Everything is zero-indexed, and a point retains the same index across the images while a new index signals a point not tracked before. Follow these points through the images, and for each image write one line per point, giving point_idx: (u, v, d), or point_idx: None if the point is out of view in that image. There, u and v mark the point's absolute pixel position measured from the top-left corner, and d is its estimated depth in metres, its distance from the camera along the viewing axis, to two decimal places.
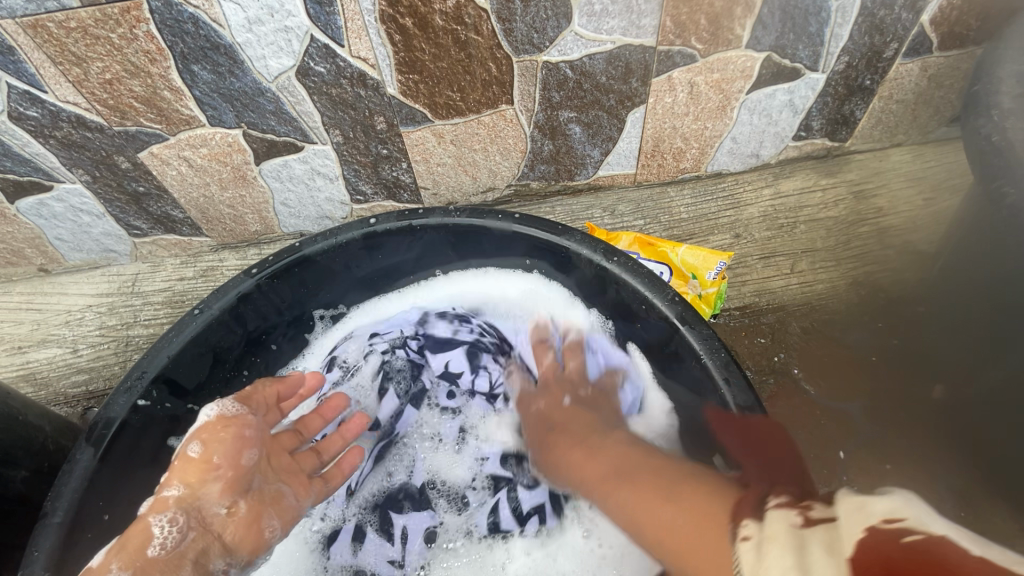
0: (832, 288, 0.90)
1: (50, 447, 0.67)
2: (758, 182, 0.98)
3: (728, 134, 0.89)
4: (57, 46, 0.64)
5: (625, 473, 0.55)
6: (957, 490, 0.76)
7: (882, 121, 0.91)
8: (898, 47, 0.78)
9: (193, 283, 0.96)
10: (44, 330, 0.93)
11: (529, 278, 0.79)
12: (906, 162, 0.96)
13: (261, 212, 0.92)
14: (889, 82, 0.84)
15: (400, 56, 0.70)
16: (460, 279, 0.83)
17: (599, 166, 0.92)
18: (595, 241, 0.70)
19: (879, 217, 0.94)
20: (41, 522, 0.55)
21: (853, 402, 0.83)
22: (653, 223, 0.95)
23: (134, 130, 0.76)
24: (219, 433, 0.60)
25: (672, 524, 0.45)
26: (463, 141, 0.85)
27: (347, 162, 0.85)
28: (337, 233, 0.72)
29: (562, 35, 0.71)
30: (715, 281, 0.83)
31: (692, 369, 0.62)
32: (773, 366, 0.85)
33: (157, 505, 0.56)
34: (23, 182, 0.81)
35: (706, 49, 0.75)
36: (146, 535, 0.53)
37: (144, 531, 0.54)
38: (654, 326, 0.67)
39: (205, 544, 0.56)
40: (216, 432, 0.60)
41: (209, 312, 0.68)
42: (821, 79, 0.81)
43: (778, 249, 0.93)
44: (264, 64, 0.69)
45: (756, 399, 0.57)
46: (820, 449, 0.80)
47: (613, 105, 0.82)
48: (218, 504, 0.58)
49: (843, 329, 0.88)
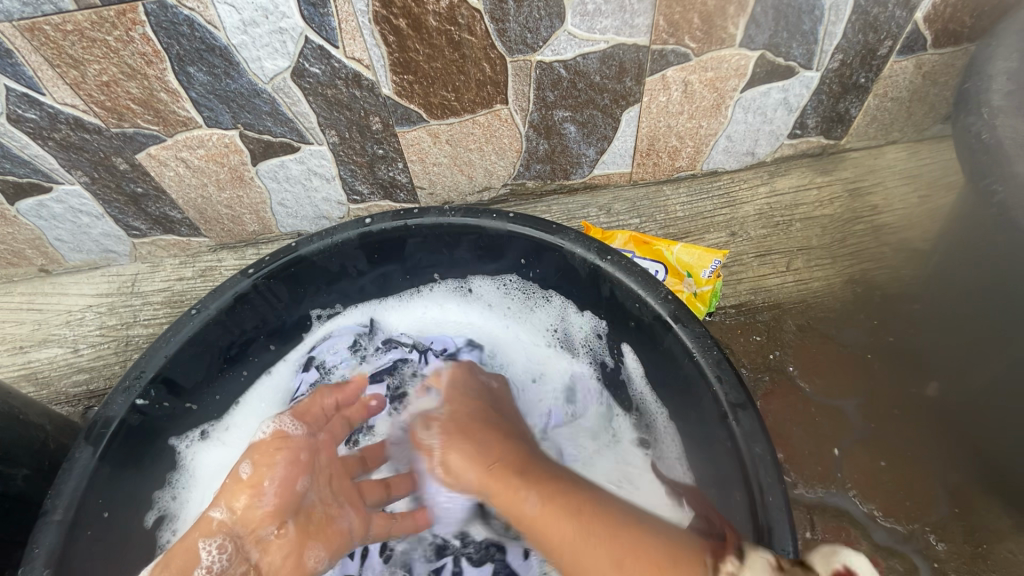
0: (827, 286, 0.90)
1: (50, 447, 0.68)
2: (754, 180, 0.98)
3: (722, 132, 0.89)
4: (54, 49, 0.64)
5: (570, 513, 0.57)
6: (951, 487, 0.76)
7: (877, 119, 0.91)
8: (892, 44, 0.78)
9: (192, 283, 0.97)
10: (44, 330, 0.94)
11: (527, 289, 0.81)
12: (902, 160, 0.96)
13: (259, 212, 0.93)
14: (884, 80, 0.84)
15: (394, 56, 0.71)
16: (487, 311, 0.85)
17: (595, 165, 0.93)
18: (589, 240, 0.70)
19: (874, 215, 0.94)
20: (41, 520, 0.56)
21: (847, 400, 0.83)
22: (649, 222, 0.95)
23: (131, 131, 0.76)
24: (273, 455, 0.63)
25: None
26: (459, 141, 0.85)
27: (344, 162, 0.86)
28: (333, 233, 0.73)
29: (556, 34, 0.71)
30: (710, 279, 0.83)
31: (685, 367, 0.63)
32: (768, 364, 0.86)
33: (200, 526, 0.60)
34: (23, 184, 0.82)
35: (700, 48, 0.75)
36: (193, 560, 0.58)
37: (191, 556, 0.58)
38: (647, 324, 0.67)
39: (245, 571, 0.60)
40: (271, 459, 0.63)
41: (206, 312, 0.69)
42: (816, 77, 0.81)
43: (774, 247, 0.93)
44: (260, 66, 0.70)
45: (747, 396, 0.58)
46: (814, 446, 0.80)
47: (607, 104, 0.82)
48: (268, 529, 0.61)
49: (837, 328, 0.88)
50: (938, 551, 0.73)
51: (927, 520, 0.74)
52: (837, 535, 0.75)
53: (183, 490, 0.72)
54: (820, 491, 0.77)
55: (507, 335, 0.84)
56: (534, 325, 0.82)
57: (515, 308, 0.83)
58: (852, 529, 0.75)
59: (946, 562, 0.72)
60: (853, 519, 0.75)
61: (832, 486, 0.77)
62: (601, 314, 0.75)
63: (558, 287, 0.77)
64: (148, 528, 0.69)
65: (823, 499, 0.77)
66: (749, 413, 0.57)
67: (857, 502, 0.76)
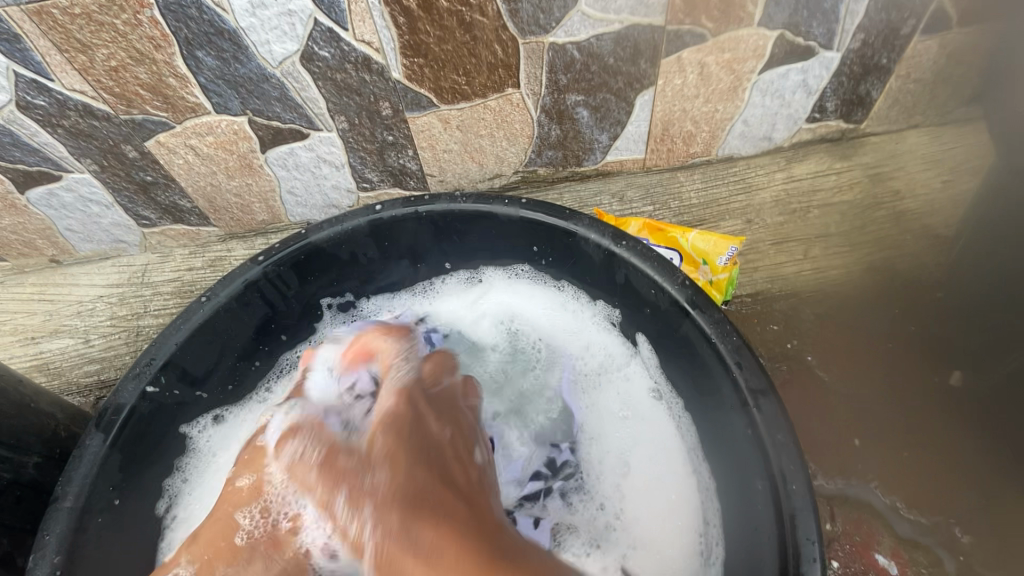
0: (847, 273, 0.88)
1: (62, 434, 0.68)
2: (771, 166, 0.95)
3: (739, 116, 0.87)
4: (63, 33, 0.64)
5: None
6: (978, 480, 0.74)
7: (898, 102, 0.89)
8: (916, 23, 0.76)
9: (201, 273, 0.96)
10: (55, 321, 0.94)
11: (542, 279, 0.79)
12: (924, 144, 0.93)
13: (268, 201, 0.92)
14: (907, 61, 0.82)
15: (404, 39, 0.69)
16: (497, 278, 0.81)
17: (607, 151, 0.91)
18: (603, 225, 0.69)
19: (897, 201, 0.92)
20: (52, 507, 0.56)
21: (867, 390, 0.81)
22: (663, 209, 0.93)
23: (140, 118, 0.76)
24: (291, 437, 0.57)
25: None
26: (469, 127, 0.84)
27: (353, 149, 0.85)
28: (343, 220, 0.72)
29: (569, 15, 0.69)
30: (727, 267, 0.82)
31: (702, 353, 0.61)
32: (786, 353, 0.84)
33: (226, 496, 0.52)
34: (33, 172, 0.81)
35: (717, 28, 0.73)
36: (232, 528, 0.50)
37: (224, 526, 0.51)
38: (663, 310, 0.65)
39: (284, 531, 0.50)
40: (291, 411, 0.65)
41: (216, 299, 0.68)
42: (836, 58, 0.79)
43: (791, 234, 0.91)
44: (269, 50, 0.69)
45: (769, 383, 0.56)
46: (834, 437, 0.78)
47: (621, 87, 0.80)
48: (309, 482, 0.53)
49: (857, 316, 0.86)
50: (963, 544, 0.71)
51: (952, 513, 0.72)
52: (858, 527, 0.73)
53: (196, 476, 0.70)
54: (841, 482, 0.75)
55: (513, 307, 0.80)
56: (546, 300, 0.79)
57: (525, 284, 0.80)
58: (874, 521, 0.73)
59: (972, 555, 0.70)
60: (875, 510, 0.73)
61: (853, 478, 0.76)
62: (616, 301, 0.73)
63: (571, 274, 0.76)
64: (159, 515, 0.67)
65: (844, 491, 0.75)
66: (770, 400, 0.55)
67: (880, 493, 0.74)
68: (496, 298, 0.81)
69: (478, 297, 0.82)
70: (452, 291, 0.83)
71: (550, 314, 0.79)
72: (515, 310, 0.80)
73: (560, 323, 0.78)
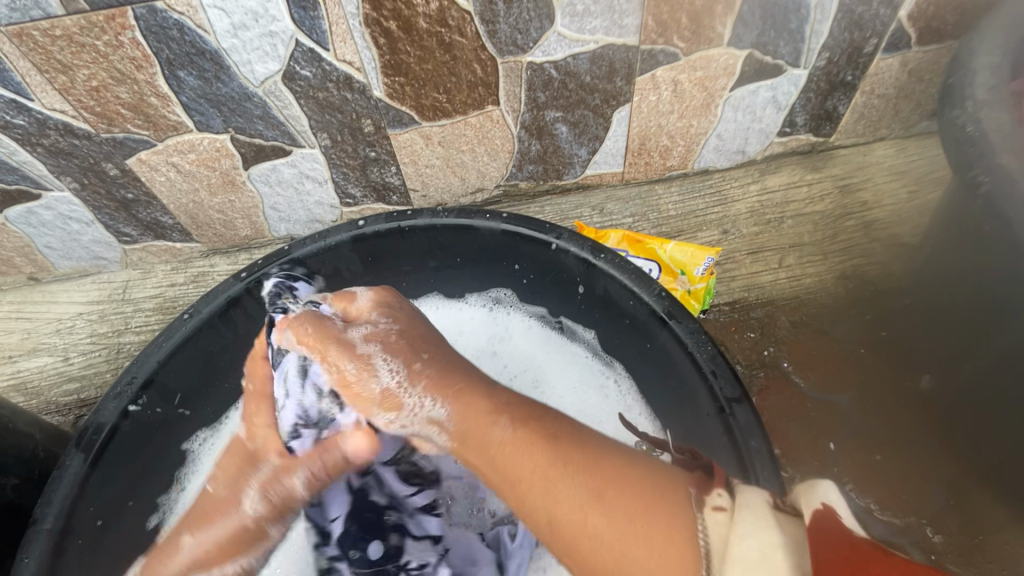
0: (820, 282, 0.91)
1: (42, 456, 0.67)
2: (745, 179, 0.99)
3: (713, 131, 0.90)
4: (43, 54, 0.64)
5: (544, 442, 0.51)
6: (948, 481, 0.77)
7: (864, 116, 0.92)
8: (877, 42, 0.79)
9: (184, 290, 0.96)
10: (34, 339, 0.93)
11: (545, 324, 0.81)
12: (890, 157, 0.97)
13: (251, 217, 0.93)
14: (870, 78, 0.85)
15: (384, 59, 0.71)
16: (506, 318, 0.83)
17: (587, 165, 0.93)
18: (583, 239, 0.70)
19: (866, 211, 0.95)
20: (32, 529, 0.56)
21: (840, 394, 0.84)
22: (642, 221, 0.96)
23: (121, 137, 0.76)
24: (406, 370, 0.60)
25: (607, 525, 0.44)
26: (451, 142, 0.85)
27: (336, 165, 0.86)
28: (326, 236, 0.73)
29: (545, 35, 0.71)
30: (704, 277, 0.84)
31: (679, 363, 0.63)
32: (763, 361, 0.86)
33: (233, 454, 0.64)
34: (11, 191, 0.81)
35: (688, 47, 0.76)
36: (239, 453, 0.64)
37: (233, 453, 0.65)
38: (641, 321, 0.67)
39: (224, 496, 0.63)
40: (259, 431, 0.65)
41: (199, 316, 0.69)
42: (803, 75, 0.82)
43: (765, 244, 0.94)
44: (250, 70, 0.70)
45: (743, 391, 0.58)
46: (810, 441, 0.80)
47: (598, 104, 0.82)
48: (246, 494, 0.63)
49: (830, 323, 0.88)
50: (935, 543, 0.73)
51: (923, 513, 0.75)
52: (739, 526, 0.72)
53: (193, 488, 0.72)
54: None
55: (518, 347, 0.82)
56: (552, 351, 0.80)
57: (536, 329, 0.82)
58: None
59: (943, 553, 0.72)
60: None
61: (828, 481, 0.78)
62: (597, 313, 0.74)
63: (550, 287, 0.77)
64: (150, 530, 0.68)
65: None
66: (744, 408, 0.57)
67: (853, 495, 0.77)
68: (504, 336, 0.83)
69: (494, 347, 0.83)
70: (463, 322, 0.84)
71: (564, 363, 0.79)
72: (521, 351, 0.82)
73: (563, 373, 0.79)
